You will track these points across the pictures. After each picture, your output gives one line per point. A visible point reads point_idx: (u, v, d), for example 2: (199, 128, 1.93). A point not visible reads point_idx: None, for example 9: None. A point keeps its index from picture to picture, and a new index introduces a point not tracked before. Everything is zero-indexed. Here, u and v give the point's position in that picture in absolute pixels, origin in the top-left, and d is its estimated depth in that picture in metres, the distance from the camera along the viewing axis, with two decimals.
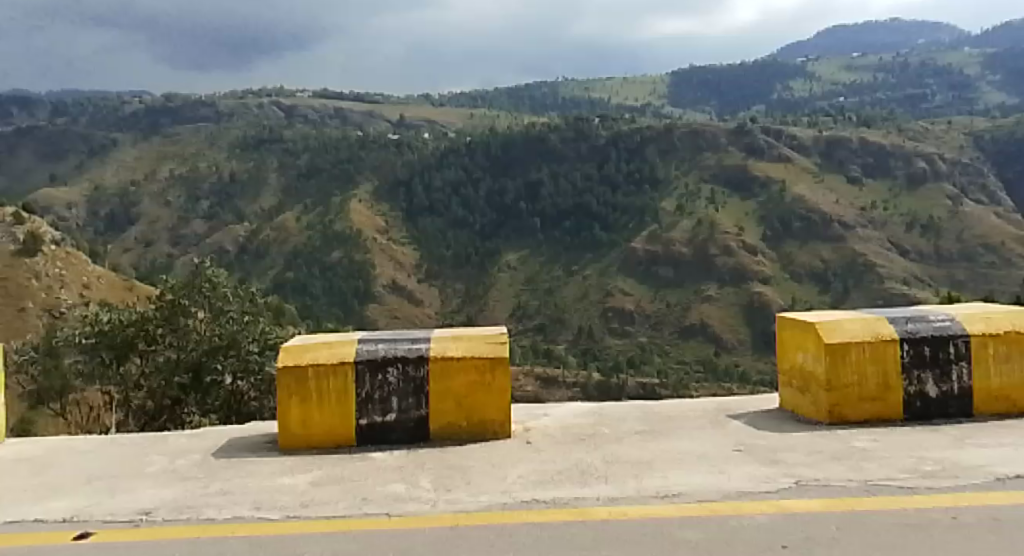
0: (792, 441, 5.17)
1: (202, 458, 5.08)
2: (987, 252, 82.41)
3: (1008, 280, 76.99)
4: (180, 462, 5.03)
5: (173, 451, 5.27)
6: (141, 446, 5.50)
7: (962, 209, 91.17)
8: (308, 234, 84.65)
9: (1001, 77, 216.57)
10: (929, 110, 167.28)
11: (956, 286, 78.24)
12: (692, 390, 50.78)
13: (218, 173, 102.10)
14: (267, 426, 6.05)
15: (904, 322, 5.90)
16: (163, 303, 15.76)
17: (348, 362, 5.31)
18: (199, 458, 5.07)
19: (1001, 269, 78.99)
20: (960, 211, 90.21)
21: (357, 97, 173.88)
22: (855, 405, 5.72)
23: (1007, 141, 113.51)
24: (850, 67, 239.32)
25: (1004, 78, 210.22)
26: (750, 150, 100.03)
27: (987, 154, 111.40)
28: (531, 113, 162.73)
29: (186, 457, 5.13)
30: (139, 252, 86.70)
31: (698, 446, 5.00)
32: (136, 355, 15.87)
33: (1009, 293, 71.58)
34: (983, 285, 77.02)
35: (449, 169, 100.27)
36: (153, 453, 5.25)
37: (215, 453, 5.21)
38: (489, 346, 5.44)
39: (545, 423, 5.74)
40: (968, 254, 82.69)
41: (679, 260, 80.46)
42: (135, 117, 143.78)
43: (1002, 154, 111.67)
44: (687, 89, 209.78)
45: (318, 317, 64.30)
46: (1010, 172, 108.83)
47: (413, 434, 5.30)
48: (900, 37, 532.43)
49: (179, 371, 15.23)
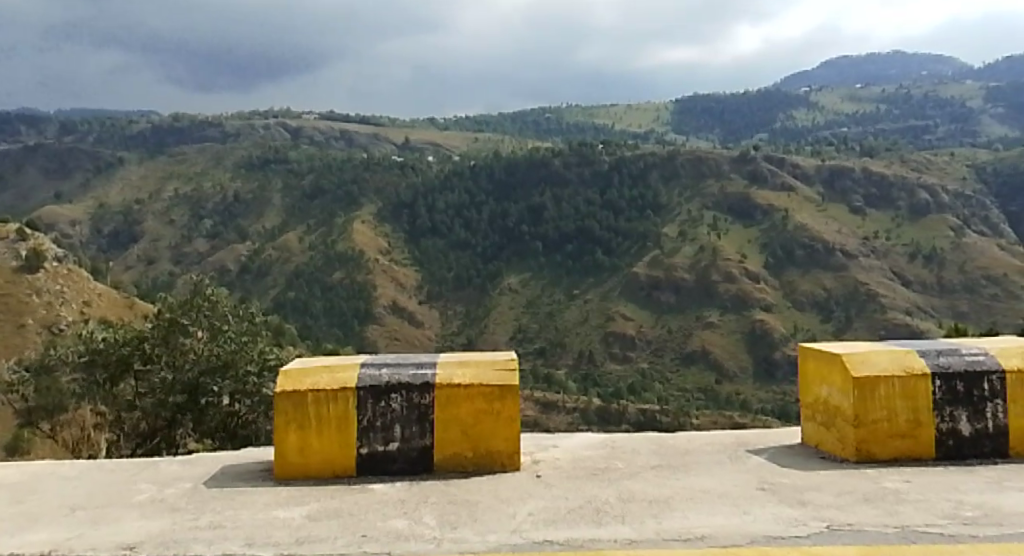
0: (820, 481, 4.90)
1: (193, 488, 4.80)
2: (989, 284, 82.30)
3: (1009, 313, 76.88)
4: (170, 491, 4.74)
5: (164, 479, 4.99)
6: (129, 471, 5.22)
7: (965, 240, 91.09)
8: (309, 255, 84.55)
9: (1004, 110, 217.39)
10: (932, 142, 167.58)
11: (959, 317, 78.07)
12: (693, 418, 50.21)
13: (222, 193, 102.22)
14: (261, 454, 5.75)
15: (935, 354, 5.65)
16: (161, 323, 15.45)
17: (350, 387, 5.03)
18: (189, 488, 4.78)
19: (1003, 302, 78.87)
20: (963, 242, 90.02)
21: (362, 119, 174.62)
22: (883, 443, 5.44)
23: (1008, 174, 113.52)
24: (853, 99, 240.38)
25: (1006, 111, 210.92)
26: (754, 178, 99.80)
27: (989, 187, 111.37)
28: (535, 138, 163.21)
29: (177, 485, 4.85)
30: (141, 270, 86.63)
31: (721, 484, 4.71)
32: (132, 375, 15.40)
33: (1012, 325, 71.40)
34: (986, 317, 76.86)
35: (452, 192, 99.87)
36: (143, 480, 4.95)
37: (206, 482, 4.91)
38: (498, 372, 5.16)
39: (555, 454, 5.48)
40: (970, 286, 82.57)
41: (681, 286, 80.22)
42: (141, 137, 144.20)
43: (1006, 186, 111.67)
44: (691, 118, 210.60)
45: (319, 339, 64.02)
46: (1012, 205, 108.80)
47: (413, 465, 5.02)
48: (899, 69, 535.96)
49: (174, 391, 14.64)
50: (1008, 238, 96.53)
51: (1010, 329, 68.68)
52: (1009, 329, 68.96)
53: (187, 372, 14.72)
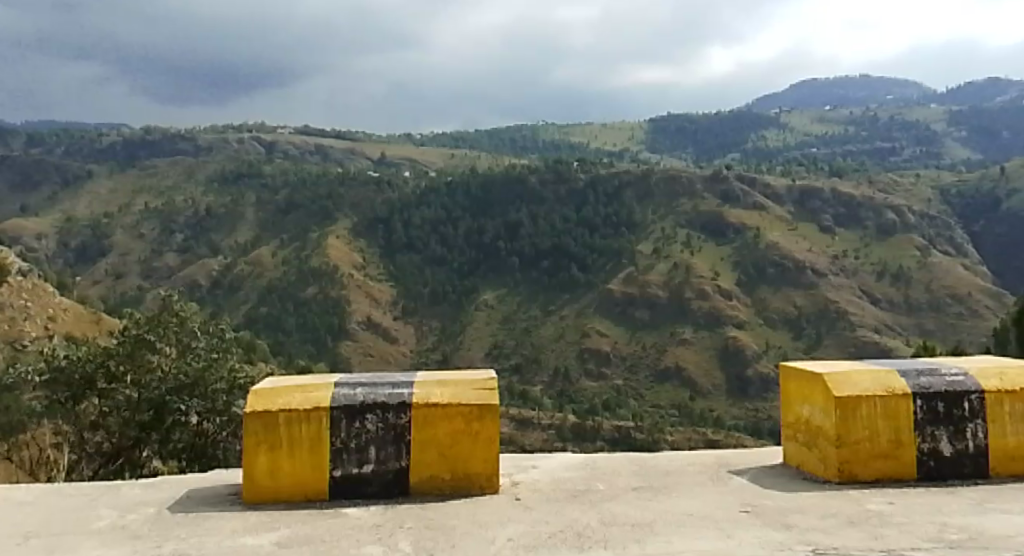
0: (806, 502, 4.82)
1: (157, 513, 4.62)
2: (955, 303, 83.52)
3: (975, 331, 78.02)
4: (132, 516, 4.56)
5: (126, 504, 4.81)
6: (90, 495, 5.03)
7: (931, 259, 92.38)
8: (282, 269, 83.96)
9: (967, 134, 221.49)
10: (898, 164, 170.09)
11: (926, 335, 79.13)
12: (668, 434, 50.22)
13: (193, 207, 101.31)
14: (228, 477, 5.59)
15: (916, 375, 5.57)
16: (126, 339, 15.05)
17: (324, 407, 4.88)
18: (153, 514, 4.61)
19: (969, 321, 80.07)
20: (929, 262, 91.23)
21: (338, 134, 174.09)
22: (865, 463, 5.37)
23: (972, 196, 115.39)
24: (822, 119, 243.66)
25: (970, 135, 214.94)
26: (726, 197, 100.51)
27: (954, 209, 113.11)
28: (510, 155, 163.68)
29: (139, 510, 4.68)
30: (109, 285, 85.43)
31: (702, 506, 4.61)
32: (95, 394, 14.99)
33: (977, 343, 72.46)
34: (952, 335, 77.94)
35: (428, 208, 99.54)
36: (104, 506, 4.77)
37: (172, 507, 4.75)
38: (476, 392, 5.04)
39: (535, 475, 5.35)
40: (936, 304, 83.68)
41: (655, 303, 80.46)
42: (112, 150, 142.84)
43: (969, 208, 113.49)
44: (664, 137, 212.15)
45: (291, 355, 63.49)
46: (976, 226, 110.58)
47: (388, 488, 4.88)
48: (865, 92, 544.42)
49: (139, 410, 14.35)
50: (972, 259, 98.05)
51: (975, 347, 69.68)
52: (975, 347, 69.98)
53: (153, 391, 14.49)
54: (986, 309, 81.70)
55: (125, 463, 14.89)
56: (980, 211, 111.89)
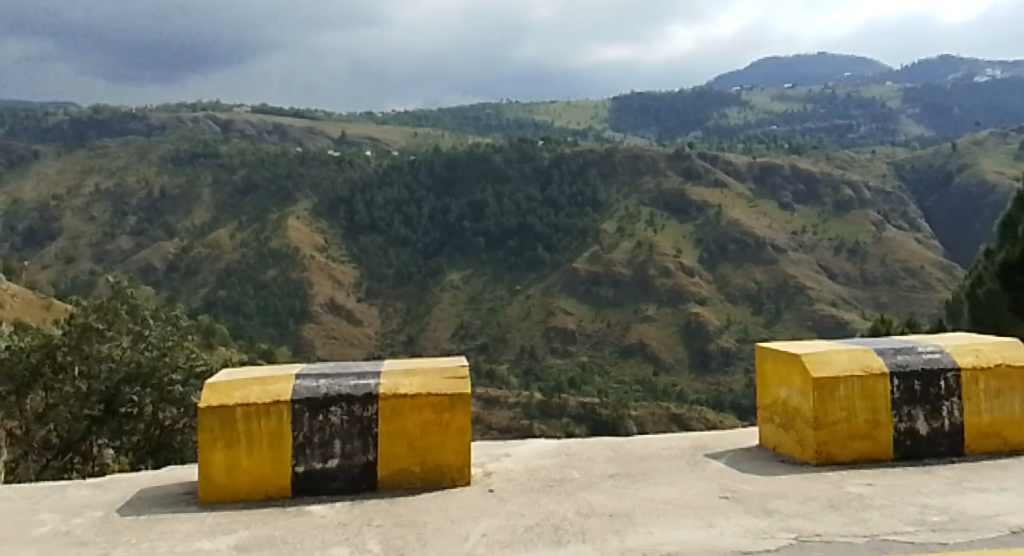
0: (785, 488, 4.68)
1: (106, 517, 4.39)
2: (908, 276, 84.95)
3: (927, 302, 79.48)
4: (77, 520, 4.33)
5: (72, 507, 4.58)
6: (33, 497, 4.80)
7: (886, 234, 93.65)
8: (242, 252, 82.89)
9: (920, 111, 224.54)
10: (854, 141, 172.05)
11: (881, 307, 80.56)
12: (632, 410, 50.47)
13: (148, 189, 99.35)
14: (183, 473, 5.38)
15: (892, 353, 5.49)
16: (71, 328, 14.34)
17: (285, 400, 4.68)
18: (101, 517, 4.38)
19: (922, 293, 81.55)
20: (884, 237, 92.46)
21: (297, 113, 171.65)
22: (841, 444, 5.27)
23: (926, 171, 117.03)
24: (781, 96, 245.31)
25: (923, 113, 218.09)
26: (688, 174, 100.94)
27: (908, 184, 114.60)
28: (473, 133, 162.82)
29: (88, 513, 4.45)
30: (61, 269, 83.63)
31: (681, 494, 4.48)
32: (40, 386, 14.28)
33: (929, 315, 73.85)
34: (905, 307, 79.32)
35: (391, 187, 98.52)
36: (46, 511, 4.53)
37: (122, 509, 4.52)
38: (449, 379, 4.88)
39: (509, 463, 5.21)
40: (891, 278, 85.05)
41: (620, 281, 80.68)
42: (61, 130, 139.58)
43: (922, 183, 115.21)
44: (627, 116, 212.24)
45: (252, 338, 62.70)
46: (930, 200, 112.22)
47: (356, 482, 4.71)
48: (822, 70, 549.10)
49: (89, 402, 13.80)
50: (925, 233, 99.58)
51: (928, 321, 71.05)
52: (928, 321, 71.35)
53: (103, 383, 13.94)
54: (938, 282, 83.30)
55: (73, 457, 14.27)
56: (933, 185, 113.51)
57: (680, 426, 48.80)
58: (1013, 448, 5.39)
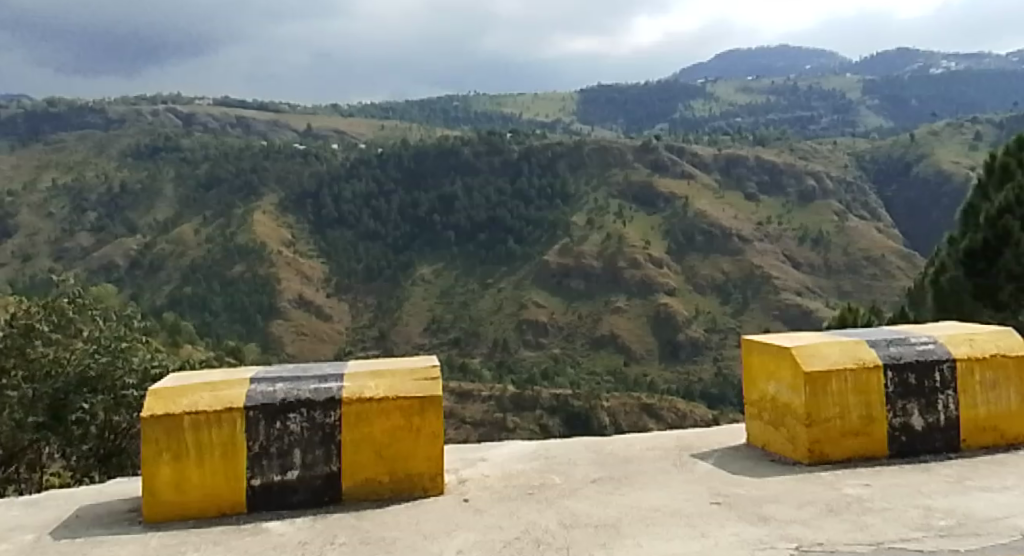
0: (781, 489, 4.18)
1: (35, 540, 4.05)
2: (870, 264, 85.74)
3: (888, 291, 80.29)
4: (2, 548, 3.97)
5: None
6: None
7: (849, 223, 94.40)
8: (207, 247, 81.76)
9: (880, 102, 226.90)
10: (815, 132, 173.82)
11: (844, 297, 81.45)
12: (604, 400, 50.21)
13: (108, 184, 97.84)
14: (128, 489, 5.00)
15: (885, 343, 4.87)
16: (12, 331, 12.61)
17: (237, 407, 4.29)
18: (28, 543, 4.03)
19: (885, 281, 82.45)
20: (847, 226, 93.15)
21: (260, 106, 169.89)
22: (835, 441, 4.66)
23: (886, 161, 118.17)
24: (746, 87, 246.69)
25: (881, 105, 220.73)
26: (655, 166, 101.18)
27: (869, 174, 115.62)
28: (441, 126, 162.01)
29: (14, 540, 4.09)
30: (19, 266, 81.93)
31: (669, 502, 4.04)
32: None
33: (892, 303, 74.68)
34: (867, 295, 80.07)
35: (359, 180, 97.48)
36: None
37: (51, 532, 4.16)
38: (416, 382, 4.48)
39: (483, 470, 4.85)
40: (853, 266, 85.83)
41: (590, 273, 80.53)
42: (16, 126, 137.37)
43: (882, 173, 116.26)
44: (594, 108, 212.23)
45: (219, 335, 61.83)
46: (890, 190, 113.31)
47: (318, 494, 4.34)
48: (781, 61, 552.44)
49: (32, 411, 11.94)
50: (886, 223, 100.50)
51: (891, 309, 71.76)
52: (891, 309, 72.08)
53: (50, 388, 11.98)
54: (899, 271, 84.19)
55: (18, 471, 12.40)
56: (893, 175, 114.70)
57: (652, 417, 48.88)
58: (1016, 441, 4.82)
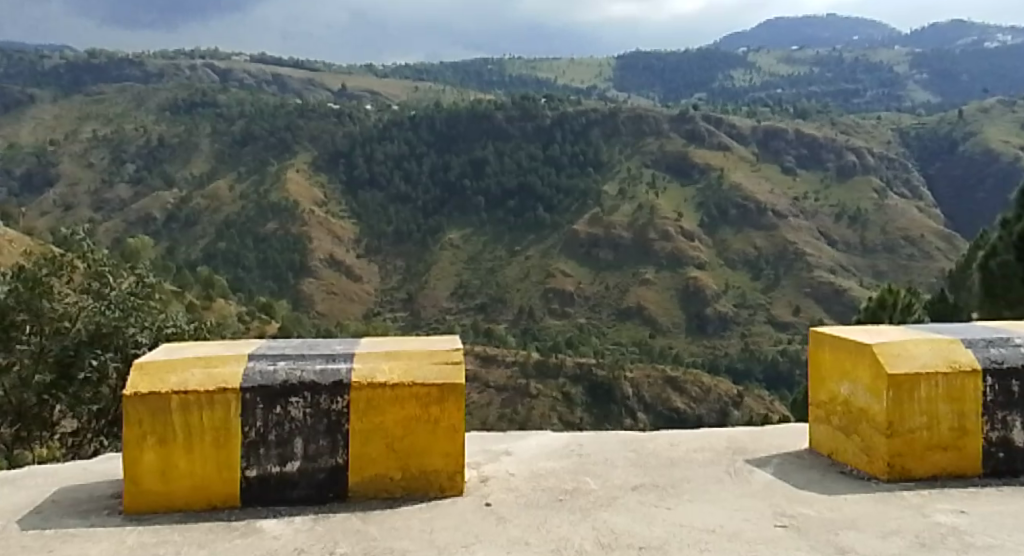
0: (858, 512, 3.59)
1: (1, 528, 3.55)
2: (908, 244, 84.13)
3: (924, 272, 78.82)
4: None
5: None
6: None
7: (888, 201, 92.49)
8: (241, 204, 81.89)
9: (928, 77, 221.25)
10: (860, 107, 169.95)
11: (879, 276, 80.02)
12: (627, 372, 49.51)
13: (146, 136, 98.11)
14: (102, 468, 4.51)
15: (984, 345, 4.20)
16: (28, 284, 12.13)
17: (232, 388, 3.77)
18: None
19: (921, 262, 80.92)
20: (886, 204, 91.33)
21: (297, 64, 169.49)
22: (920, 457, 4.04)
23: (931, 139, 115.32)
24: (790, 60, 241.79)
25: (930, 79, 215.69)
26: (692, 137, 99.67)
27: (912, 151, 112.89)
28: (477, 89, 160.79)
29: None
30: (58, 216, 82.43)
31: (729, 520, 3.49)
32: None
33: (928, 286, 73.18)
34: (904, 277, 78.64)
35: (391, 142, 96.77)
36: None
37: (22, 519, 3.64)
38: (441, 365, 3.94)
39: (509, 466, 4.30)
40: (890, 245, 84.16)
41: (619, 244, 79.50)
42: (56, 74, 138.37)
43: (927, 150, 113.59)
44: (632, 75, 209.18)
45: (250, 291, 61.93)
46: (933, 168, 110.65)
47: (321, 491, 3.81)
48: (823, 31, 540.54)
49: (42, 366, 11.48)
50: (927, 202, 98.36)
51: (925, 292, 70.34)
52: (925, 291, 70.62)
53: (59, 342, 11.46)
54: (937, 252, 82.53)
55: (34, 424, 12.03)
56: (937, 152, 112.07)
57: (675, 390, 48.58)
58: None
